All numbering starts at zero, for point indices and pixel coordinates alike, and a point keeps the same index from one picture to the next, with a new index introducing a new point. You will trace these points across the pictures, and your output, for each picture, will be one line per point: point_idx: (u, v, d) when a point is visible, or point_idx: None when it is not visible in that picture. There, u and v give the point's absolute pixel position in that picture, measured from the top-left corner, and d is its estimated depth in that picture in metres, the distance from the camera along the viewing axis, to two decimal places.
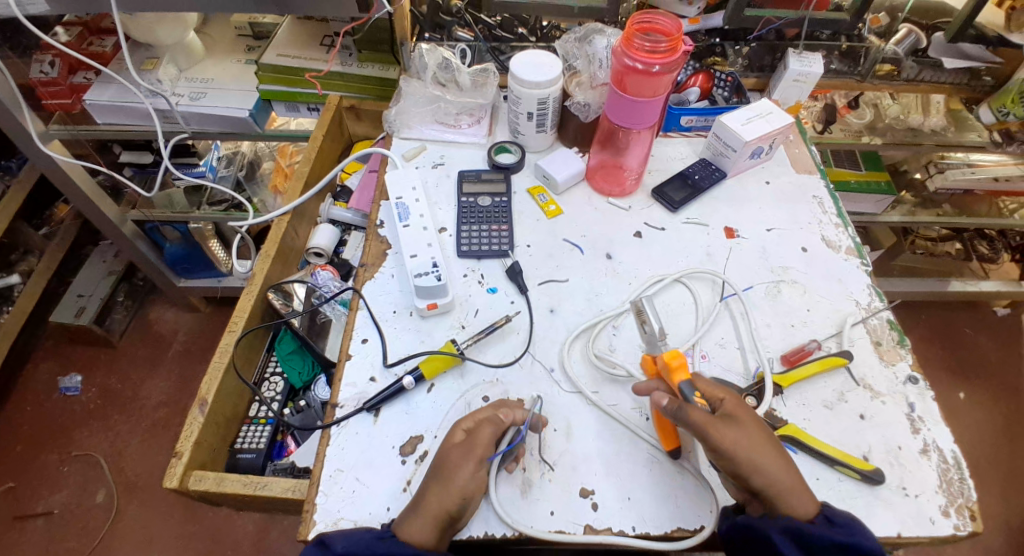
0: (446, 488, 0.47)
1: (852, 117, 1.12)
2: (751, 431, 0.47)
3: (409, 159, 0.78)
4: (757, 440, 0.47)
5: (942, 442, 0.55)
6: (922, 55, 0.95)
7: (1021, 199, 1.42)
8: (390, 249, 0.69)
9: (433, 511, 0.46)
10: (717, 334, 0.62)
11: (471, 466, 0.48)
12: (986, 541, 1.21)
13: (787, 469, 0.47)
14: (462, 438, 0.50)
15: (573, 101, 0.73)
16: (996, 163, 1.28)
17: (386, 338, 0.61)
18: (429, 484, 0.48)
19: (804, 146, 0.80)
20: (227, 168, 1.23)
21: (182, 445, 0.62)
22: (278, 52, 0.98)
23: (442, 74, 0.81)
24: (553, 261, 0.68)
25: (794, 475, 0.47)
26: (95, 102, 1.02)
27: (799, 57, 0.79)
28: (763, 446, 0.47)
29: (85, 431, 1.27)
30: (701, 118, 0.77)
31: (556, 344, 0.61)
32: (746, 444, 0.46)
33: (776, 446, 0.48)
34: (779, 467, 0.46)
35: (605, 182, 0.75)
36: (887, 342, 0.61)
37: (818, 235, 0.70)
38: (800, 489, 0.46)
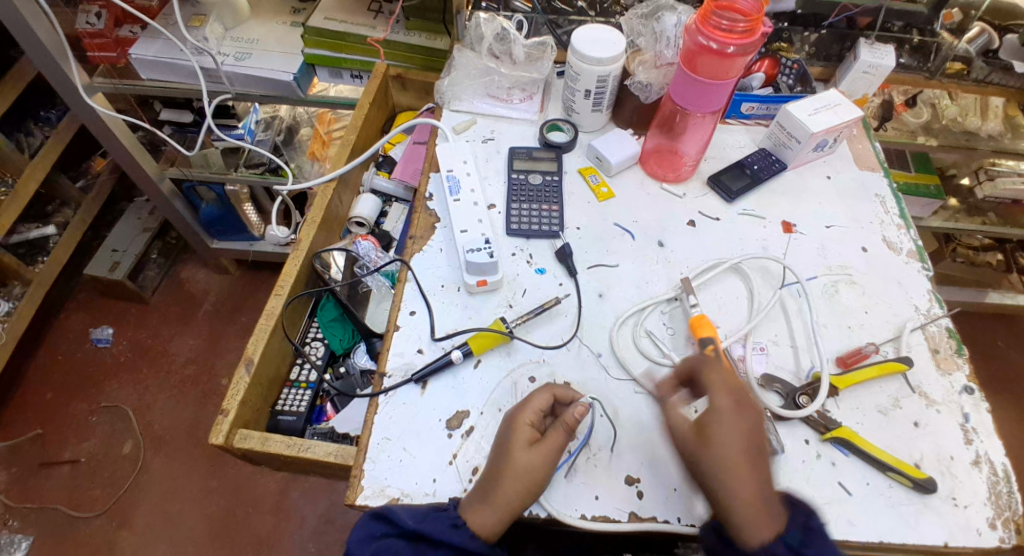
0: (522, 491, 0.47)
1: (908, 116, 1.07)
2: (733, 453, 0.46)
3: (459, 133, 0.77)
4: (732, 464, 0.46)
5: (994, 455, 0.54)
6: (993, 57, 0.90)
7: None
8: (438, 223, 0.68)
9: (506, 505, 0.47)
10: (771, 330, 0.60)
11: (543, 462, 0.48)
12: None
13: (749, 498, 0.46)
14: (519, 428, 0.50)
15: (634, 80, 0.71)
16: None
17: (435, 312, 0.61)
18: (492, 476, 0.48)
19: (868, 142, 0.77)
20: (265, 132, 1.23)
21: (228, 403, 0.63)
22: (325, 16, 0.97)
23: (498, 46, 0.79)
24: (603, 245, 0.67)
25: (754, 502, 0.46)
26: (141, 57, 1.02)
27: (871, 49, 0.76)
28: (741, 471, 0.46)
29: (115, 384, 1.30)
30: (763, 105, 0.74)
31: (604, 330, 0.60)
32: (727, 465, 0.46)
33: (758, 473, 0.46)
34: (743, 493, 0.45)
35: (660, 167, 0.73)
36: (944, 350, 0.59)
37: (879, 235, 0.68)
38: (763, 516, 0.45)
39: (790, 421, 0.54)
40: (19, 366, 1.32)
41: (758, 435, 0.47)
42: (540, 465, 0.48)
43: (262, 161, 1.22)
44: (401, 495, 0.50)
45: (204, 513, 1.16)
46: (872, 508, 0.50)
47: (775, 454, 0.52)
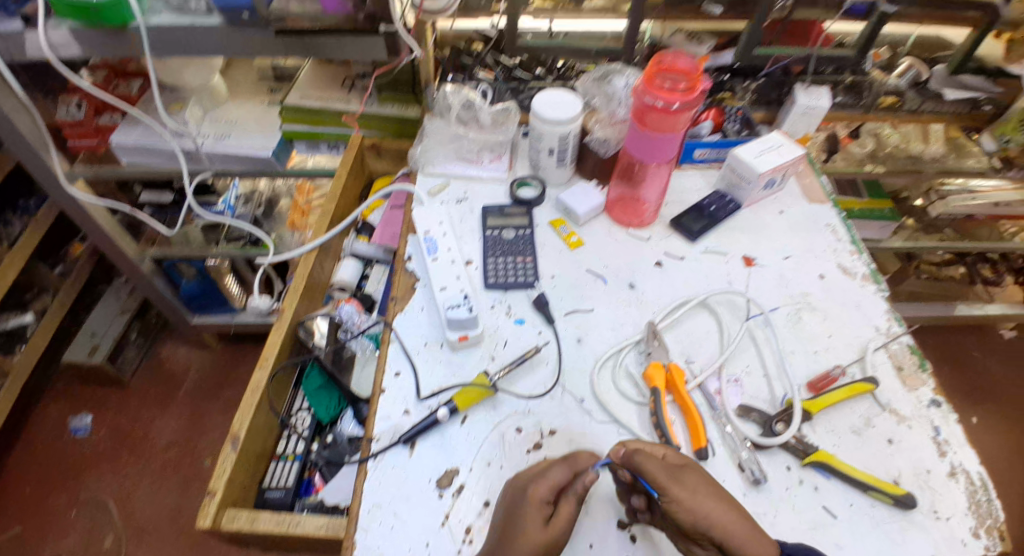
0: None
1: (854, 147, 1.15)
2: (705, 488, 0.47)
3: (434, 195, 0.81)
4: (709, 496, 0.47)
5: (969, 465, 0.56)
6: (924, 88, 0.99)
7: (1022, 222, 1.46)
8: (418, 283, 0.71)
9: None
10: (742, 361, 0.63)
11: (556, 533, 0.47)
12: None
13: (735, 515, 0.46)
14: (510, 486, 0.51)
15: (592, 137, 0.78)
16: (996, 188, 1.30)
17: (419, 371, 0.62)
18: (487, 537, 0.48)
19: (813, 177, 0.83)
20: (244, 206, 1.26)
21: (216, 482, 0.63)
22: (301, 94, 1.02)
23: (465, 113, 0.84)
24: (579, 292, 0.70)
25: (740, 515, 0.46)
26: (121, 143, 1.06)
27: (806, 93, 0.83)
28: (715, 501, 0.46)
29: (95, 474, 1.26)
30: (713, 150, 0.80)
31: (585, 374, 0.62)
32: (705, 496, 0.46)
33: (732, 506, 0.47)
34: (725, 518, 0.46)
35: (625, 214, 0.77)
36: (908, 367, 0.62)
37: (834, 263, 0.72)
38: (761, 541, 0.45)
39: (770, 449, 0.56)
40: None
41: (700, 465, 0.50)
42: (554, 543, 0.47)
43: (242, 234, 1.25)
44: None
45: None
46: (857, 528, 0.52)
47: (760, 484, 0.54)
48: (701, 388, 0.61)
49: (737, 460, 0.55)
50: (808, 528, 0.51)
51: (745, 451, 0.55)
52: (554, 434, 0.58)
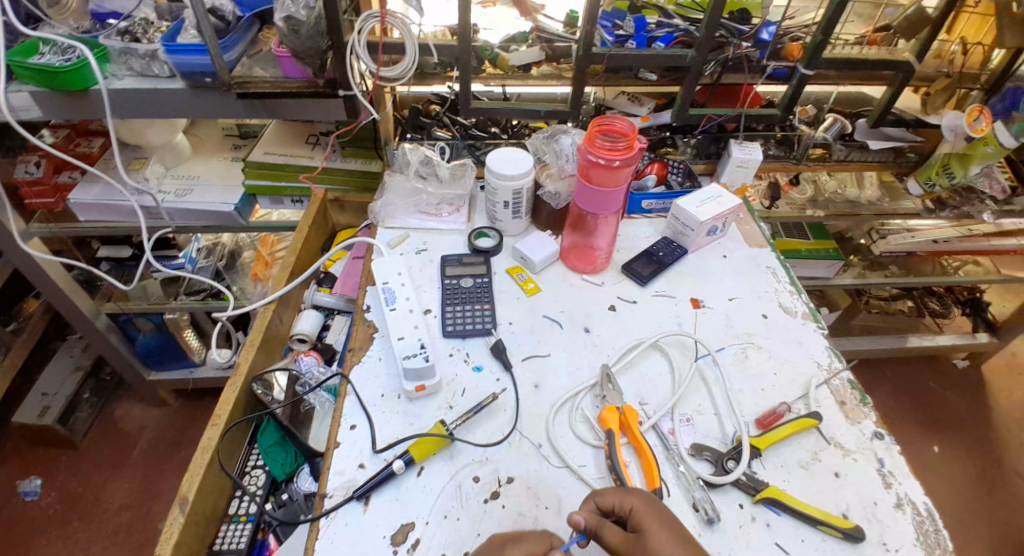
0: None
1: (795, 193, 1.23)
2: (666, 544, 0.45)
3: (394, 247, 0.82)
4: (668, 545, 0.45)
5: (914, 496, 0.58)
6: (850, 140, 1.08)
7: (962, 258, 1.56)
8: (376, 334, 0.71)
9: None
10: (694, 400, 0.65)
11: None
12: None
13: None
14: None
15: (544, 190, 0.81)
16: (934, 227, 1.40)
17: (375, 423, 0.62)
18: None
19: (754, 223, 0.88)
20: (206, 259, 1.24)
21: (161, 547, 0.60)
22: (265, 150, 1.05)
23: (424, 168, 0.89)
24: (535, 337, 0.71)
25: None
26: (80, 200, 1.05)
27: (740, 147, 0.90)
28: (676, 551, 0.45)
29: (39, 544, 1.17)
30: (659, 201, 0.86)
31: (542, 420, 0.63)
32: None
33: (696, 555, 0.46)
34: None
35: (578, 261, 0.81)
36: (850, 401, 0.65)
37: (776, 302, 0.76)
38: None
39: (723, 488, 0.57)
40: None
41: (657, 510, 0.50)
42: None
43: (203, 287, 1.24)
44: None
45: None
46: None
47: (714, 523, 0.54)
48: (656, 429, 0.62)
49: (692, 500, 0.56)
50: None
51: (699, 490, 0.56)
52: (512, 482, 0.58)
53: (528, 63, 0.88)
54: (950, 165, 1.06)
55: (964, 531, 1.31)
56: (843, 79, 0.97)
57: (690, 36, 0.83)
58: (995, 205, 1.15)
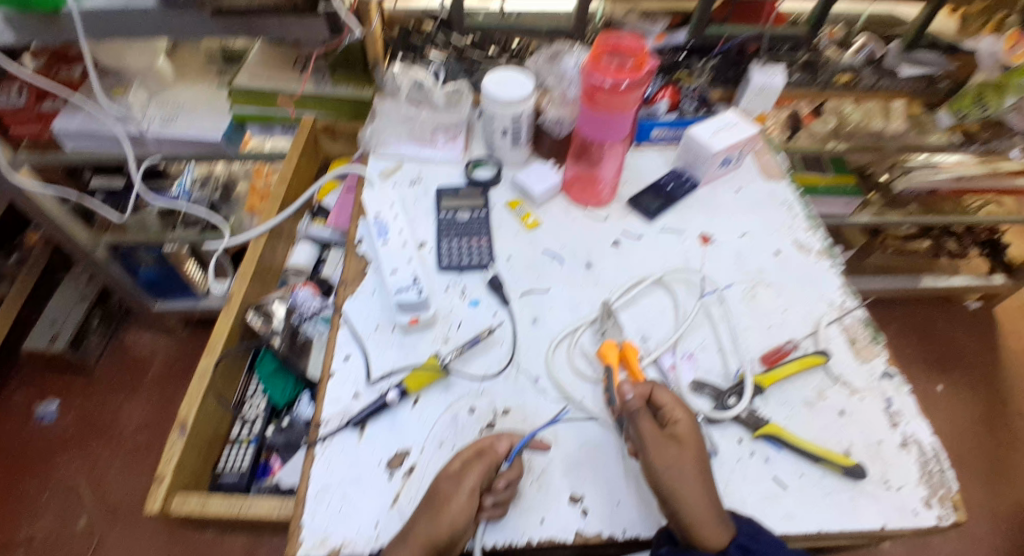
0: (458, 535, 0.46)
1: (817, 124, 1.14)
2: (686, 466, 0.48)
3: (386, 178, 0.78)
4: (687, 466, 0.48)
5: (921, 436, 0.56)
6: (880, 64, 1.00)
7: (984, 197, 1.44)
8: (370, 266, 0.69)
9: (421, 537, 0.45)
10: (698, 336, 0.63)
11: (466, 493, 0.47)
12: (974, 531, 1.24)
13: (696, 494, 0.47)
14: (459, 468, 0.49)
15: (546, 117, 0.76)
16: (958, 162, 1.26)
17: (369, 355, 0.61)
18: (419, 515, 0.47)
19: (772, 153, 0.82)
20: (201, 191, 1.21)
21: (164, 468, 0.60)
22: (250, 75, 0.98)
23: (416, 94, 0.82)
24: (535, 272, 0.68)
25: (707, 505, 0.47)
26: (65, 128, 1.00)
27: (762, 69, 0.82)
28: (690, 474, 0.48)
29: (63, 462, 1.23)
30: (670, 130, 0.80)
31: (540, 354, 0.61)
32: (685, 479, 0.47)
33: (705, 480, 0.48)
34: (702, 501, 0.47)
35: (582, 194, 0.76)
36: (862, 339, 0.63)
37: (790, 239, 0.72)
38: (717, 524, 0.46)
39: (723, 423, 0.56)
40: None
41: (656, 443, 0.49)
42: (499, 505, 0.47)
43: (199, 220, 1.20)
44: (344, 542, 0.49)
45: None
46: (807, 497, 0.52)
47: (712, 457, 0.54)
48: (656, 365, 0.60)
49: None
50: (758, 499, 0.52)
51: (698, 425, 0.55)
52: (507, 414, 0.57)
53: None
54: (983, 96, 0.97)
55: (960, 466, 1.33)
56: None
57: None
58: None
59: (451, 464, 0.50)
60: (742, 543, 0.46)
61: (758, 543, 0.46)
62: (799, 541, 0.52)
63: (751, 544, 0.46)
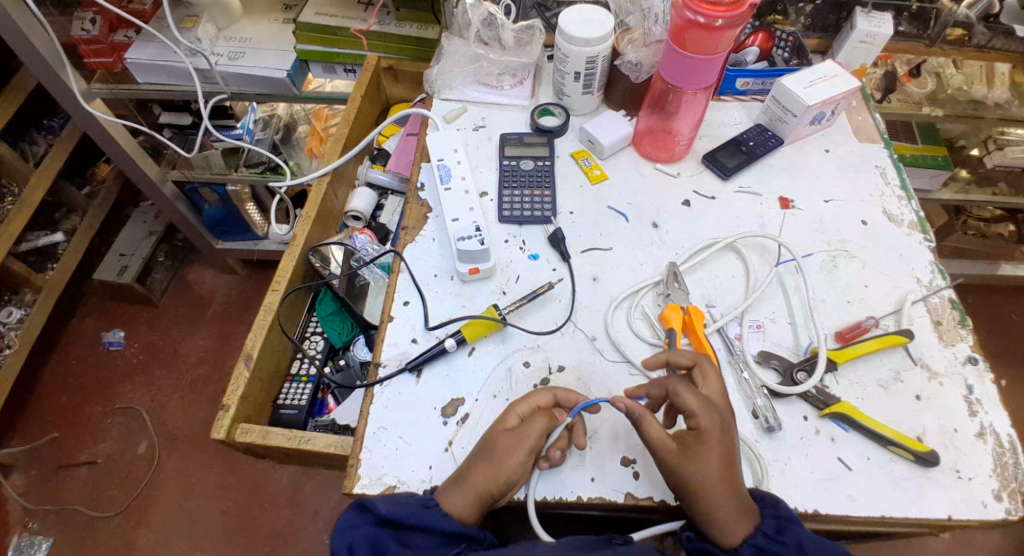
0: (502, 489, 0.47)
1: (913, 86, 1.03)
2: (711, 466, 0.45)
3: (450, 122, 0.76)
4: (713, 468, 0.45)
5: (999, 427, 0.53)
6: (993, 22, 0.87)
7: None
8: (431, 213, 0.68)
9: (474, 489, 0.46)
10: (767, 307, 0.60)
11: (520, 453, 0.47)
12: None
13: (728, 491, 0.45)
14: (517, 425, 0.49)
15: (623, 60, 0.71)
16: None
17: (427, 301, 0.61)
18: (477, 463, 0.47)
19: (868, 113, 0.75)
20: (263, 132, 1.23)
21: (230, 397, 0.64)
22: (316, 10, 0.97)
23: (486, 31, 0.78)
24: (598, 229, 0.66)
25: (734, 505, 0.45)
26: (136, 60, 1.02)
27: (867, 17, 0.74)
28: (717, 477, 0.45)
29: (128, 386, 1.32)
30: (758, 81, 0.74)
31: (599, 313, 0.60)
32: (709, 478, 0.45)
33: (733, 480, 0.45)
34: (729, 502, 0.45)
35: (654, 148, 0.72)
36: (947, 322, 0.58)
37: (879, 208, 0.66)
38: (741, 519, 0.45)
39: (788, 398, 0.54)
40: (31, 375, 1.33)
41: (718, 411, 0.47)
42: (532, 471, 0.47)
43: (262, 160, 1.22)
44: (398, 482, 0.51)
45: (221, 508, 1.17)
46: (872, 482, 0.50)
47: (774, 432, 0.52)
48: (721, 333, 0.58)
49: (752, 406, 0.53)
50: (819, 478, 0.50)
51: (761, 398, 0.53)
52: (563, 371, 0.56)
53: None
54: None
55: None
56: None
57: None
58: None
59: (509, 421, 0.50)
60: (756, 545, 0.44)
61: (782, 537, 0.44)
62: (855, 523, 0.51)
63: (768, 546, 0.44)
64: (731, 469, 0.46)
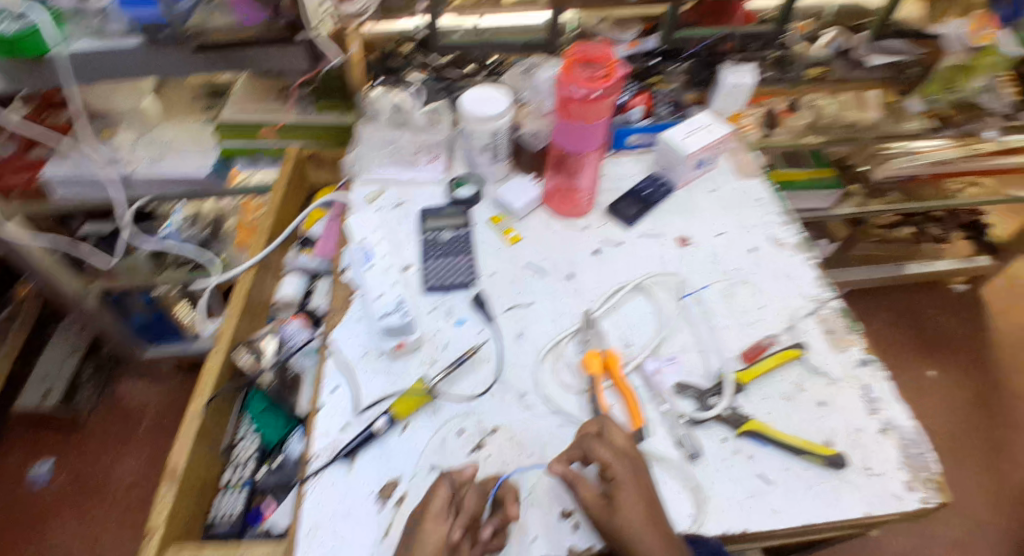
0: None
1: (793, 119, 1.08)
2: (634, 506, 0.49)
3: (371, 202, 0.79)
4: (634, 511, 0.48)
5: (899, 421, 0.58)
6: (850, 56, 1.03)
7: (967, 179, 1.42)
8: (355, 293, 0.70)
9: None
10: (679, 339, 0.65)
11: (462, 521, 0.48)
12: (981, 518, 1.24)
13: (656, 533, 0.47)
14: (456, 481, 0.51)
15: (525, 130, 0.81)
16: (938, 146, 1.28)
17: (357, 383, 0.62)
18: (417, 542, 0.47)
19: (745, 153, 0.85)
20: (191, 228, 1.19)
21: (155, 520, 0.61)
22: (239, 107, 1.00)
23: (396, 116, 0.85)
24: (517, 287, 0.70)
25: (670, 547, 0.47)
26: (54, 175, 1.00)
27: (733, 70, 0.85)
28: (640, 516, 0.48)
29: (59, 520, 1.23)
30: (645, 137, 0.83)
31: (527, 368, 0.63)
32: (634, 519, 0.48)
33: (656, 519, 0.49)
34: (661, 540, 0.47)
35: (563, 206, 0.78)
36: (838, 330, 0.65)
37: (765, 236, 0.74)
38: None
39: (706, 423, 0.58)
40: None
41: (631, 453, 0.52)
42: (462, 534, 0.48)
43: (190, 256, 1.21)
44: None
45: None
46: (790, 492, 0.53)
47: (697, 458, 0.55)
48: (640, 370, 0.62)
49: (675, 437, 0.57)
50: (744, 496, 0.53)
51: (681, 428, 0.57)
52: (496, 431, 0.58)
53: None
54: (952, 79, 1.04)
55: (962, 455, 1.34)
56: None
57: None
58: (1001, 122, 1.10)
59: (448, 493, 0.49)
60: None
61: None
62: (785, 535, 0.53)
63: None
64: (653, 506, 0.50)
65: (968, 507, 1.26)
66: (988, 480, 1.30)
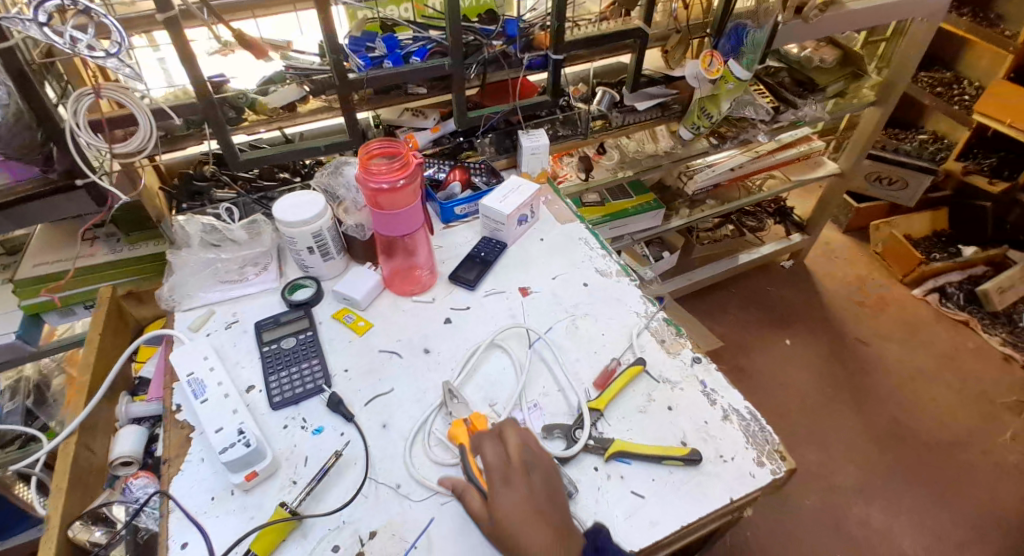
0: None
1: (605, 160, 1.32)
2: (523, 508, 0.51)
3: (198, 329, 0.74)
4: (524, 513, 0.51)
5: (736, 404, 0.65)
6: (622, 106, 1.14)
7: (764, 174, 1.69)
8: (194, 432, 0.64)
9: None
10: (538, 384, 0.67)
11: None
12: (866, 457, 1.41)
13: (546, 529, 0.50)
14: None
15: (347, 226, 0.81)
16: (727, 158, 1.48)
17: (209, 532, 0.55)
18: None
19: (561, 202, 0.94)
20: (11, 401, 1.04)
21: None
22: (35, 261, 0.89)
23: (210, 236, 0.82)
24: (374, 377, 0.69)
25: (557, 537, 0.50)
26: None
27: (528, 136, 0.95)
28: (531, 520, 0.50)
29: None
30: (470, 205, 0.89)
31: (397, 458, 0.61)
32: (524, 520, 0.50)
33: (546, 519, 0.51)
34: (544, 540, 0.49)
35: (405, 285, 0.80)
36: (669, 337, 0.72)
37: (592, 269, 0.81)
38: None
39: (577, 459, 0.60)
40: None
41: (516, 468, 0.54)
42: None
43: (16, 434, 1.02)
44: None
45: None
46: (663, 500, 0.57)
47: (575, 496, 0.57)
48: None
49: None
50: (623, 518, 0.55)
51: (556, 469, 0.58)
52: (375, 535, 0.55)
53: (291, 102, 0.86)
54: (705, 107, 1.15)
55: (836, 405, 1.53)
56: (594, 54, 1.06)
57: (443, 45, 0.88)
58: (766, 127, 1.26)
59: None
60: None
61: None
62: (670, 542, 0.56)
63: None
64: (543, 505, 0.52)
65: (853, 451, 1.43)
66: (860, 425, 1.48)
